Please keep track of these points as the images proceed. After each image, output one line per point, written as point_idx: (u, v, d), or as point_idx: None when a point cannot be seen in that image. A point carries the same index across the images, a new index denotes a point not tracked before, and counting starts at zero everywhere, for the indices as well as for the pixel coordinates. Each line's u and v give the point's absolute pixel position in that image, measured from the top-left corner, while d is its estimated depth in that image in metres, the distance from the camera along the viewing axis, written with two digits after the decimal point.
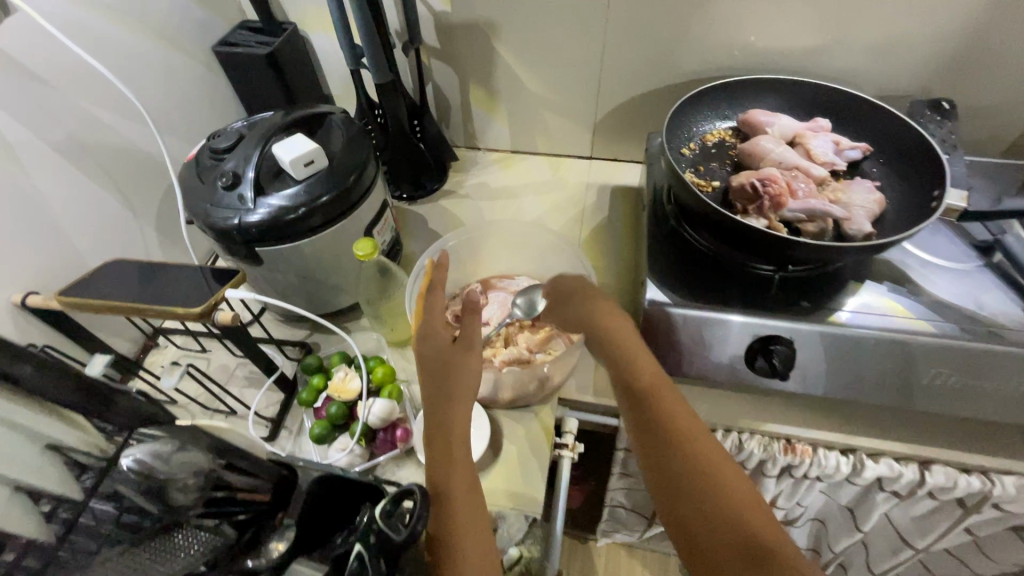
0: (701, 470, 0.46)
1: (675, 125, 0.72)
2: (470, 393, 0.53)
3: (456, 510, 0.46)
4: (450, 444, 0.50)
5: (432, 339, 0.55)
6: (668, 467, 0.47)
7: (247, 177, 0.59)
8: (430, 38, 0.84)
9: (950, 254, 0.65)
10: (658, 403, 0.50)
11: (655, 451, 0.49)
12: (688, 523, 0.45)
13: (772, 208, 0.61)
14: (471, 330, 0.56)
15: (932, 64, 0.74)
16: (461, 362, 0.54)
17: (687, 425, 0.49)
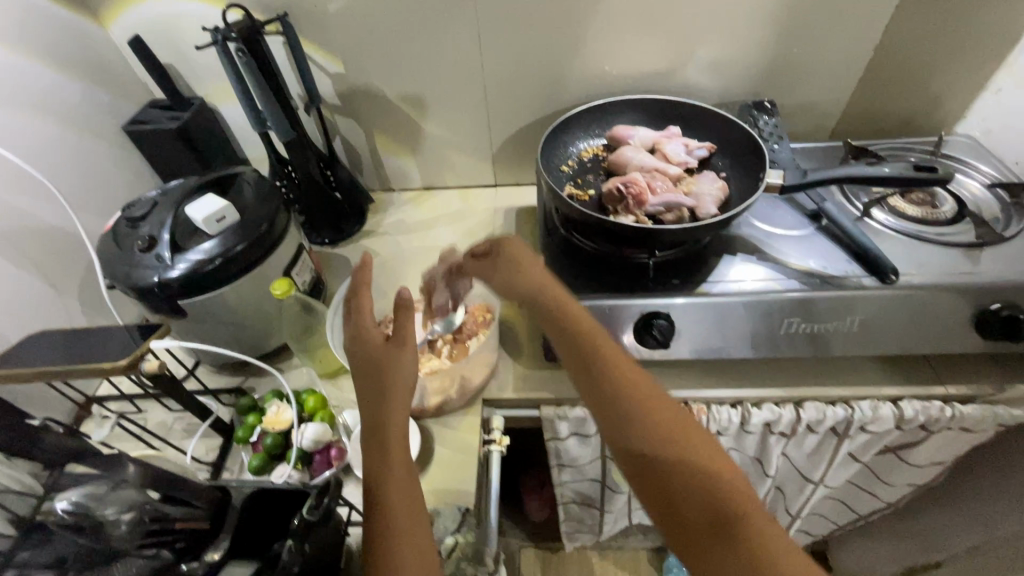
0: (693, 471, 0.46)
1: (553, 148, 0.83)
2: (404, 388, 0.56)
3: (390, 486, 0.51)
4: (386, 433, 0.54)
5: (363, 339, 0.59)
6: (647, 452, 0.48)
7: (163, 238, 0.64)
8: (330, 97, 0.93)
9: (790, 224, 0.78)
10: (646, 410, 0.51)
11: (640, 457, 0.49)
12: (683, 525, 0.45)
13: (635, 205, 0.72)
14: (403, 327, 0.58)
15: (755, 74, 0.89)
16: (393, 359, 0.57)
17: (664, 410, 0.51)
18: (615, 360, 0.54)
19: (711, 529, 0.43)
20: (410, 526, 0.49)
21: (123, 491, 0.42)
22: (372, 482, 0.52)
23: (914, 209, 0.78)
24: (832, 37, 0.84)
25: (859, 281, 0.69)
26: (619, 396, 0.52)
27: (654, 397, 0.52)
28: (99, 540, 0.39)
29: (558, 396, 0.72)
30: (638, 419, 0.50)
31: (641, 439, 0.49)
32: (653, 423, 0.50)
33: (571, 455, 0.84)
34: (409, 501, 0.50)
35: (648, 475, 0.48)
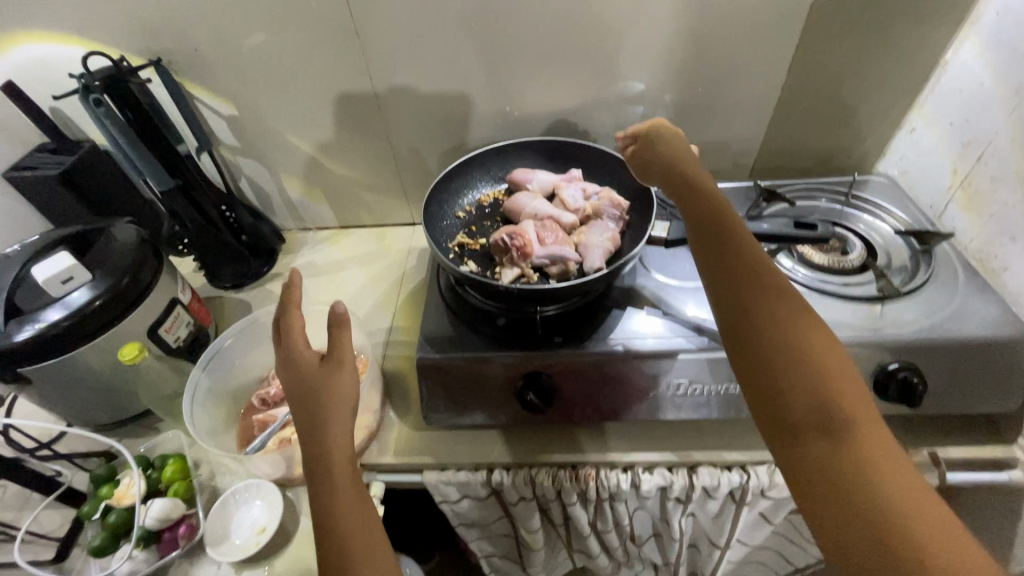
0: (813, 375, 0.42)
1: (447, 194, 0.79)
2: (343, 415, 0.51)
3: (342, 530, 0.47)
4: (329, 465, 0.49)
5: (293, 365, 0.52)
6: (763, 343, 0.44)
7: (4, 301, 0.61)
8: (228, 138, 0.90)
9: (688, 274, 0.74)
10: (778, 308, 0.45)
11: (754, 341, 0.44)
12: (786, 418, 0.41)
13: (518, 258, 0.68)
14: (340, 347, 0.53)
15: (663, 112, 0.86)
16: (331, 382, 0.51)
17: (798, 308, 0.45)
18: (750, 255, 0.48)
19: (814, 431, 0.40)
20: (373, 560, 0.46)
21: None
22: (322, 518, 0.48)
23: (821, 257, 0.74)
24: (736, 76, 0.82)
25: None
26: (746, 288, 0.46)
27: (787, 295, 0.46)
28: None
29: (439, 461, 0.68)
30: (752, 308, 0.45)
31: (757, 329, 0.44)
32: (778, 321, 0.44)
33: (470, 515, 0.79)
34: (365, 540, 0.47)
35: (756, 360, 0.44)
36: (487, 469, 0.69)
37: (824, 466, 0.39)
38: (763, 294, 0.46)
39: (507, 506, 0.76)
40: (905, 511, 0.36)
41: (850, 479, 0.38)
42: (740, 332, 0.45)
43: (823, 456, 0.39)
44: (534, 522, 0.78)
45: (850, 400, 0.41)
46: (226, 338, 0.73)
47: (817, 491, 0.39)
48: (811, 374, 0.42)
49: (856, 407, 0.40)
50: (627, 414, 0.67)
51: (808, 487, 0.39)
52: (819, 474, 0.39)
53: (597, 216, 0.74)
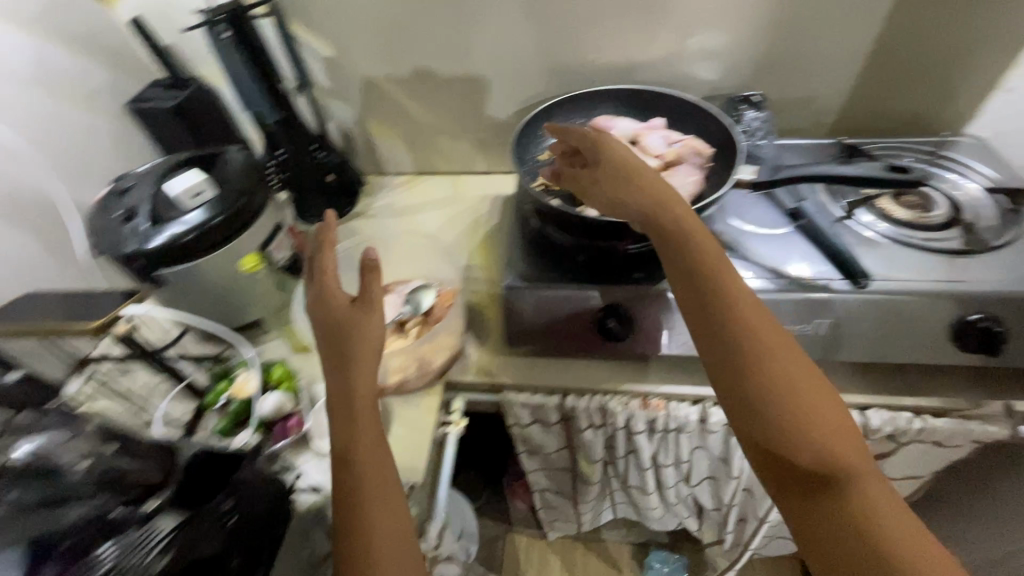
0: (806, 432, 0.47)
1: (532, 136, 0.82)
2: (370, 356, 0.56)
3: (358, 461, 0.53)
4: (353, 404, 0.55)
5: (327, 305, 0.58)
6: (757, 407, 0.48)
7: (144, 210, 0.68)
8: (322, 80, 0.95)
9: (768, 222, 0.75)
10: (772, 362, 0.49)
11: (749, 406, 0.48)
12: (789, 476, 0.47)
13: (604, 197, 0.71)
14: (371, 291, 0.57)
15: (748, 65, 0.86)
16: (359, 325, 0.56)
17: (786, 363, 0.49)
18: (735, 302, 0.52)
19: (812, 490, 0.46)
20: (384, 503, 0.52)
21: (80, 443, 0.50)
22: (341, 455, 0.54)
23: (904, 212, 0.74)
24: (828, 28, 0.81)
25: (829, 283, 0.66)
26: (737, 349, 0.50)
27: (775, 342, 0.50)
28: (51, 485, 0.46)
29: (518, 383, 0.73)
30: (743, 371, 0.49)
31: (751, 392, 0.49)
32: (775, 376, 0.49)
33: (537, 442, 0.84)
34: (377, 470, 0.53)
35: (756, 421, 0.48)
36: (562, 394, 0.74)
37: (828, 521, 0.44)
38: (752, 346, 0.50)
39: (574, 434, 0.81)
40: (900, 542, 0.42)
41: (855, 535, 0.43)
42: (737, 388, 0.49)
43: (826, 514, 0.45)
44: (597, 452, 0.83)
45: (844, 446, 0.46)
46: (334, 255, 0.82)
47: (828, 546, 0.44)
48: (811, 426, 0.47)
49: (851, 452, 0.46)
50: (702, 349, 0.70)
51: (816, 532, 0.45)
52: (828, 531, 0.44)
53: (679, 162, 0.75)
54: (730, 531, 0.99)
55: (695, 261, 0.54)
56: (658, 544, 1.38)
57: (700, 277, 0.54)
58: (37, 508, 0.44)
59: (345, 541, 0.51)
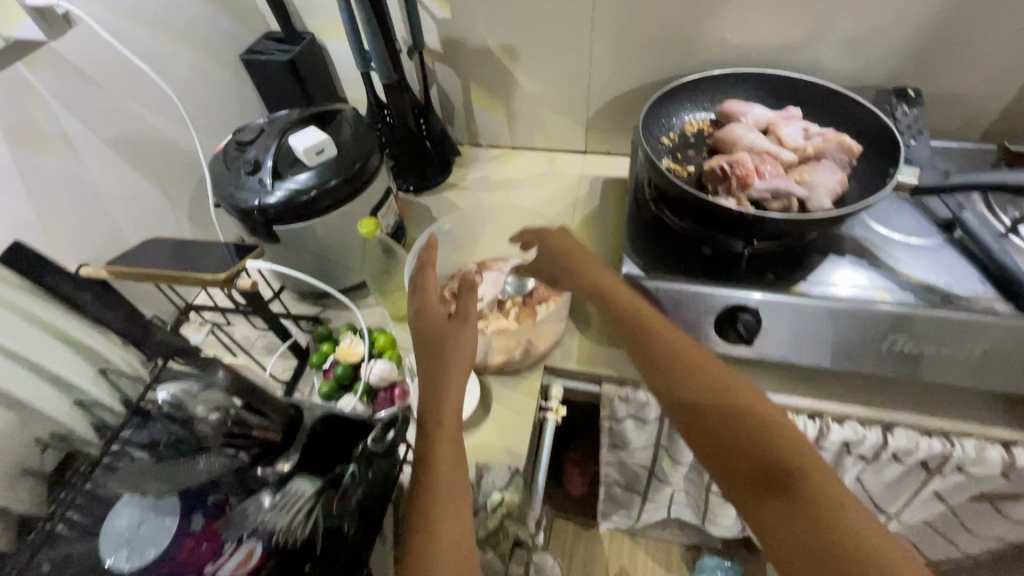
0: (746, 431, 0.46)
1: (655, 117, 0.77)
2: (462, 363, 0.56)
3: (437, 460, 0.49)
4: (440, 405, 0.53)
5: (426, 312, 0.60)
6: (697, 414, 0.49)
7: (267, 163, 0.67)
8: (433, 43, 0.92)
9: (914, 232, 0.69)
10: (699, 370, 0.51)
11: (689, 413, 0.50)
12: (744, 482, 0.44)
13: (738, 188, 0.66)
14: (466, 306, 0.60)
15: (901, 55, 0.78)
16: (453, 334, 0.58)
17: (714, 369, 0.51)
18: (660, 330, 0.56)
19: (768, 494, 0.43)
20: (454, 509, 0.47)
21: (213, 393, 0.44)
22: (422, 457, 0.50)
23: None
24: (1007, 19, 0.72)
25: (991, 306, 0.60)
26: (664, 357, 0.53)
27: (698, 352, 0.53)
28: (185, 430, 0.43)
29: (621, 375, 0.70)
30: (680, 378, 0.51)
31: (688, 398, 0.50)
32: (706, 387, 0.50)
33: (625, 436, 0.82)
34: (452, 472, 0.49)
35: (702, 427, 0.48)
36: None
37: (791, 525, 0.41)
38: (674, 353, 0.53)
39: (668, 433, 0.78)
40: (853, 546, 0.39)
41: (820, 533, 0.40)
42: (675, 396, 0.51)
43: (790, 516, 0.41)
44: (688, 455, 0.80)
45: (781, 445, 0.45)
46: (446, 222, 0.81)
47: (798, 554, 0.40)
48: (747, 431, 0.46)
49: (788, 449, 0.44)
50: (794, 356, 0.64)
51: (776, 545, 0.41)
52: (796, 537, 0.40)
53: (821, 157, 0.69)
54: None
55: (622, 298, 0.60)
56: (710, 549, 1.34)
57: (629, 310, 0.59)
58: (180, 456, 0.42)
59: (413, 551, 0.45)
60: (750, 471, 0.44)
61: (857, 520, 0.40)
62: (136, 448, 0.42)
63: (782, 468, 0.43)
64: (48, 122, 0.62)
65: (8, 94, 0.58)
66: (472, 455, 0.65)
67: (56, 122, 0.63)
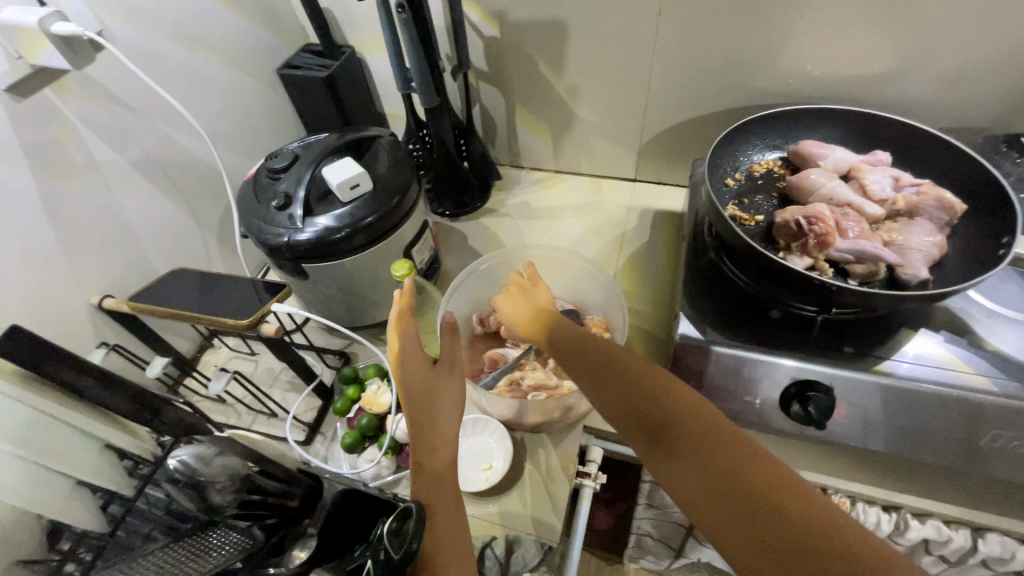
0: (632, 383, 0.44)
1: (720, 155, 0.70)
2: (455, 418, 0.51)
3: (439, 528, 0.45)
4: (439, 468, 0.48)
5: (410, 362, 0.51)
6: (593, 381, 0.46)
7: (298, 196, 0.63)
8: (478, 61, 0.87)
9: (1020, 305, 0.60)
10: (585, 343, 0.49)
11: (586, 380, 0.47)
12: (643, 435, 0.42)
13: (815, 248, 0.58)
14: (451, 353, 0.54)
15: (1013, 95, 0.68)
16: (441, 387, 0.51)
17: (600, 340, 0.49)
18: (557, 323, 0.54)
19: (655, 444, 0.41)
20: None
21: (232, 458, 0.41)
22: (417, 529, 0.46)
23: None
24: None
25: None
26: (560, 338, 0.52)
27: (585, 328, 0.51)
28: (200, 502, 0.39)
29: None
30: (573, 351, 0.49)
31: (584, 366, 0.47)
32: (590, 358, 0.48)
33: (666, 499, 0.75)
34: (454, 539, 0.46)
35: (597, 387, 0.46)
36: None
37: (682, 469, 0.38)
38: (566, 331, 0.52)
39: None
40: (743, 470, 0.36)
41: (709, 476, 0.37)
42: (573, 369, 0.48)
43: (680, 463, 0.38)
44: None
45: (662, 392, 0.42)
46: (484, 262, 0.74)
47: (696, 497, 0.37)
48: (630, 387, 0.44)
49: (668, 394, 0.42)
50: (833, 415, 0.57)
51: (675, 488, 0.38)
52: (695, 483, 0.37)
53: (913, 213, 0.60)
54: None
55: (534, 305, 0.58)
56: None
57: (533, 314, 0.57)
58: (193, 531, 0.39)
59: None
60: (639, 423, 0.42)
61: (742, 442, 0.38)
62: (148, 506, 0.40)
63: (664, 413, 0.41)
64: (74, 149, 0.59)
65: (36, 123, 0.55)
66: (503, 525, 0.60)
67: (83, 147, 0.60)
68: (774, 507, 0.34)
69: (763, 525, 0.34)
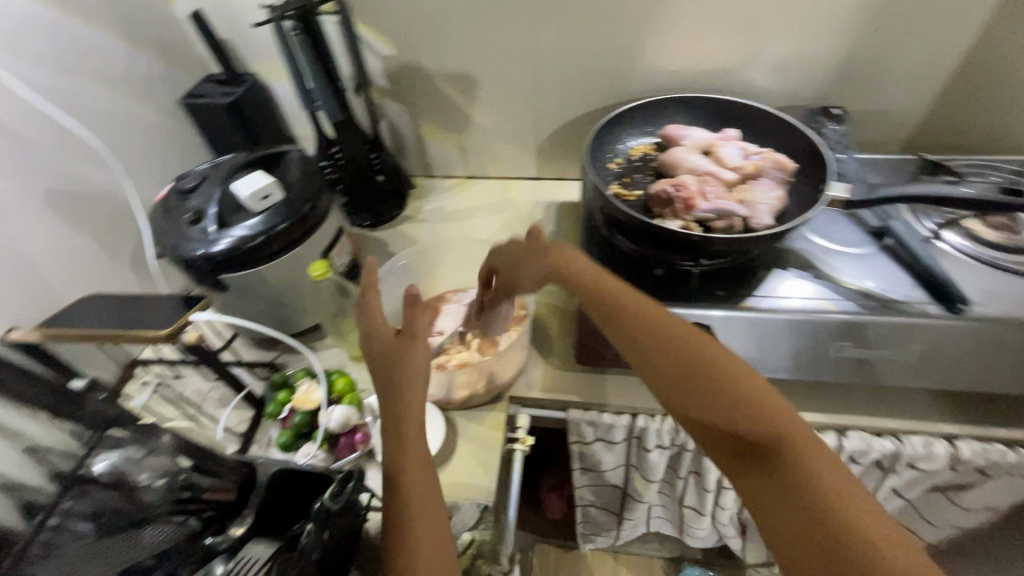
0: (724, 393, 0.42)
1: (601, 144, 0.80)
2: (419, 384, 0.53)
3: (407, 483, 0.48)
4: (404, 432, 0.50)
5: (374, 335, 0.56)
6: (679, 379, 0.44)
7: (211, 212, 0.66)
8: (379, 80, 0.93)
9: (850, 242, 0.73)
10: (670, 339, 0.46)
11: (663, 381, 0.45)
12: (732, 449, 0.41)
13: (682, 212, 0.68)
14: (414, 321, 0.56)
15: (825, 77, 0.84)
16: (403, 355, 0.54)
17: (694, 342, 0.46)
18: (637, 303, 0.50)
19: (741, 460, 0.40)
20: (432, 532, 0.46)
21: (158, 457, 0.44)
22: (391, 484, 0.49)
23: (991, 234, 0.70)
24: (914, 41, 0.78)
25: (923, 308, 0.63)
26: (631, 327, 0.49)
27: (673, 323, 0.48)
28: (130, 501, 0.40)
29: (587, 402, 0.71)
30: (651, 340, 0.47)
31: (662, 366, 0.45)
32: (676, 360, 0.45)
33: (596, 460, 0.81)
34: (427, 497, 0.48)
35: (676, 384, 0.44)
36: (631, 415, 0.72)
37: (773, 497, 0.38)
38: (643, 319, 0.49)
39: (637, 454, 0.79)
40: (846, 508, 0.36)
41: (801, 506, 0.37)
42: (647, 367, 0.46)
43: (771, 492, 0.38)
44: (657, 473, 0.81)
45: (758, 412, 0.41)
46: (402, 258, 0.80)
47: (782, 528, 0.37)
48: (723, 402, 0.42)
49: (766, 414, 0.41)
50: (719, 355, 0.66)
51: (759, 509, 0.39)
52: (787, 515, 0.37)
53: (759, 175, 0.72)
54: None
55: (601, 280, 0.53)
56: (691, 561, 1.35)
57: (608, 288, 0.52)
58: (126, 529, 0.39)
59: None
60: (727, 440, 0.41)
61: (854, 492, 0.36)
62: (80, 519, 0.37)
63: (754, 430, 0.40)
64: None
65: None
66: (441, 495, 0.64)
67: None
68: (866, 551, 0.33)
69: (855, 571, 0.33)
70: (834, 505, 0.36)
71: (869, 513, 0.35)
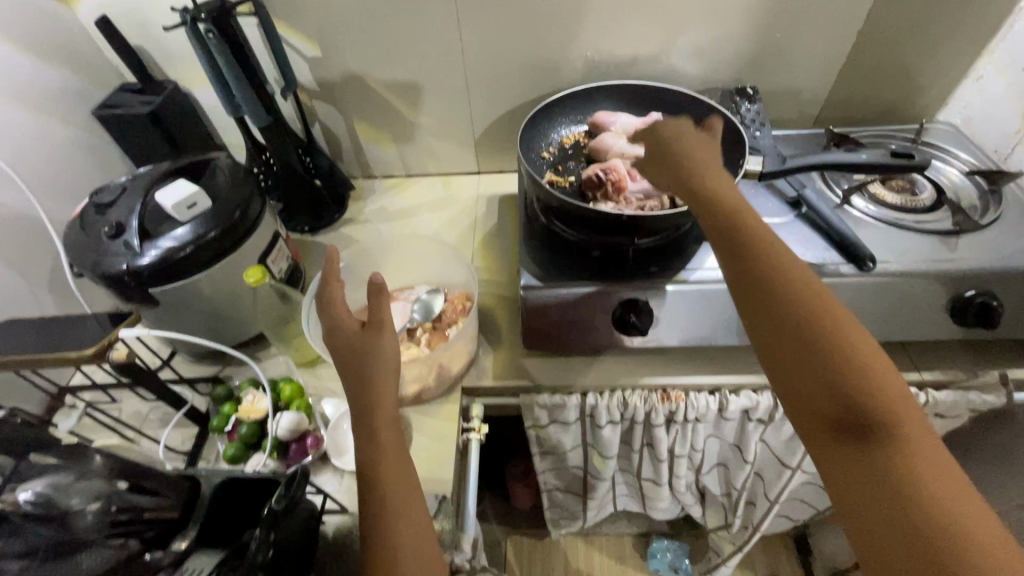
0: (837, 359, 0.41)
1: (534, 135, 0.82)
2: (388, 376, 0.52)
3: (379, 471, 0.49)
4: (375, 424, 0.51)
5: (339, 328, 0.54)
6: (789, 334, 0.43)
7: (132, 224, 0.63)
8: (308, 81, 0.91)
9: (771, 211, 0.77)
10: (793, 293, 0.44)
11: (770, 332, 0.44)
12: (828, 415, 0.40)
13: (613, 194, 0.71)
14: (380, 313, 0.53)
15: (739, 60, 0.88)
16: (370, 350, 0.52)
17: (819, 302, 0.44)
18: (766, 254, 0.47)
19: (832, 429, 0.40)
20: (412, 514, 0.48)
21: (91, 481, 0.42)
22: (365, 474, 0.49)
23: (893, 196, 0.77)
24: (815, 22, 0.84)
25: (837, 268, 0.68)
26: (755, 272, 0.46)
27: (801, 277, 0.45)
28: (63, 530, 0.39)
29: (537, 385, 0.72)
30: (762, 289, 0.46)
31: (773, 317, 0.44)
32: (795, 325, 0.43)
33: (553, 442, 0.83)
34: (405, 485, 0.49)
35: (785, 340, 0.43)
36: (581, 393, 0.74)
37: (861, 470, 0.38)
38: (766, 262, 0.46)
39: (592, 431, 0.81)
40: (930, 492, 0.36)
41: (889, 482, 0.37)
42: (759, 316, 0.45)
43: (854, 466, 0.38)
44: (613, 448, 0.83)
45: (868, 388, 0.40)
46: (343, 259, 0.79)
47: (858, 498, 0.38)
48: (832, 367, 0.41)
49: (875, 393, 0.40)
50: (658, 328, 0.70)
51: (839, 479, 0.39)
52: (869, 487, 0.37)
53: None
54: (739, 515, 1.01)
55: (735, 221, 0.50)
56: (659, 534, 1.39)
57: (739, 229, 0.49)
58: (58, 559, 0.38)
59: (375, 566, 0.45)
60: (834, 408, 0.40)
61: (949, 485, 0.36)
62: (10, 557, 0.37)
63: (860, 405, 0.39)
64: None
65: None
66: None
67: None
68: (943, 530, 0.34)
69: (924, 544, 0.34)
70: (934, 493, 0.36)
71: (963, 504, 0.35)
